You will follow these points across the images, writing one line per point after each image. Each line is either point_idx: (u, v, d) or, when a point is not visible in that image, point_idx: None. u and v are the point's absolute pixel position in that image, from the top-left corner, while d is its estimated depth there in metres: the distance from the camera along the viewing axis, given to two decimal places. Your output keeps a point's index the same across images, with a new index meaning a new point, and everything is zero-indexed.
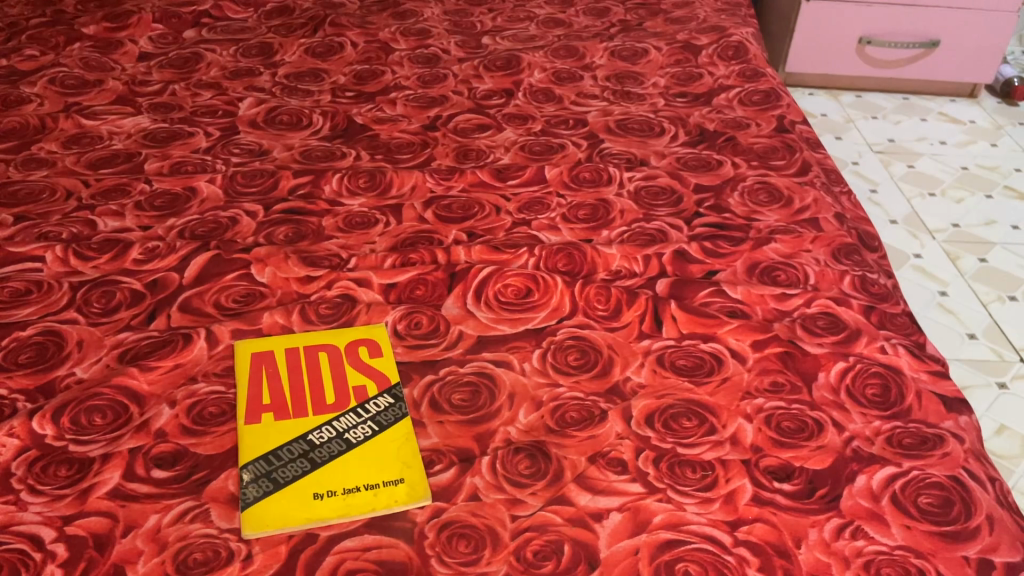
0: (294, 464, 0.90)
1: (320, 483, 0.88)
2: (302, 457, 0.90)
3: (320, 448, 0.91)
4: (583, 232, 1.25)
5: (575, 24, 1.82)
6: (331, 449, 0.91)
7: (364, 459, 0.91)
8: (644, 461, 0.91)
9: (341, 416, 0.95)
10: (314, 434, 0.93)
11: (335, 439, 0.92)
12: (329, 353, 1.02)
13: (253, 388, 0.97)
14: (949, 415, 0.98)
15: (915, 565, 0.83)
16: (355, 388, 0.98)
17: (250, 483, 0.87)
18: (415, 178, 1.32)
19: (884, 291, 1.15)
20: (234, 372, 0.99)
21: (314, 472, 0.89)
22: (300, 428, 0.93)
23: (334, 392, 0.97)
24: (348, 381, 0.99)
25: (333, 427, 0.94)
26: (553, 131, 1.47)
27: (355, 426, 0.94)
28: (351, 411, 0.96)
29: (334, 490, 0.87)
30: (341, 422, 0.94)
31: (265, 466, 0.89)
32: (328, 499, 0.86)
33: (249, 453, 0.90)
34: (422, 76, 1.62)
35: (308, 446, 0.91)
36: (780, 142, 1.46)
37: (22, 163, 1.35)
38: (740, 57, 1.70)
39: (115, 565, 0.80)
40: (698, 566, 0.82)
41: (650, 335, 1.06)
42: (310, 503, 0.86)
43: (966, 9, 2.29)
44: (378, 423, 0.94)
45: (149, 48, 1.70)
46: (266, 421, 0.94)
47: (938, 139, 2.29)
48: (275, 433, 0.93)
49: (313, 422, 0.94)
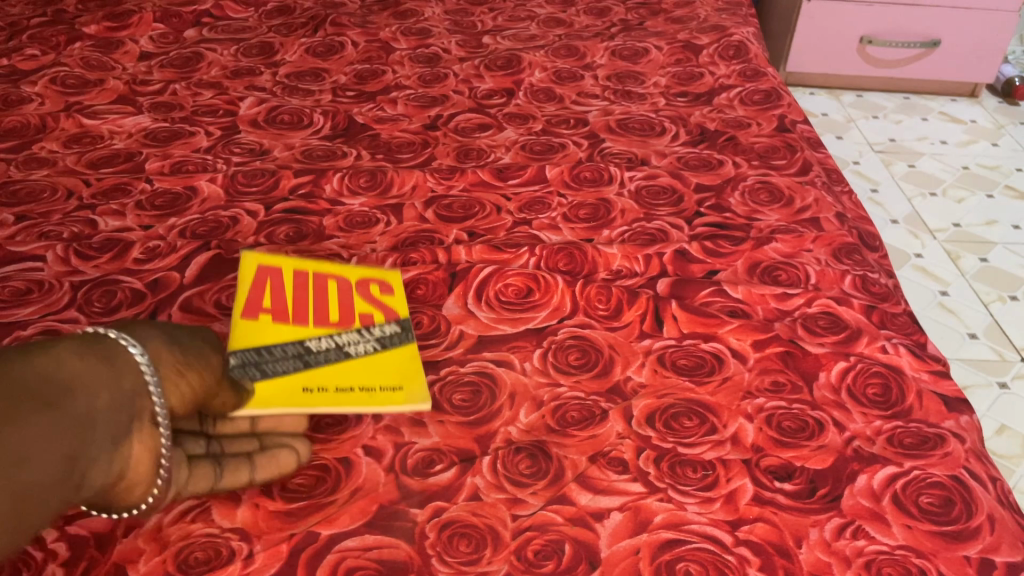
0: (285, 360, 0.94)
1: (310, 379, 0.93)
2: (295, 357, 0.94)
3: (315, 353, 0.95)
4: (584, 232, 1.24)
5: (575, 24, 1.82)
6: (326, 356, 0.96)
7: (358, 371, 0.95)
8: (645, 461, 0.91)
9: (341, 331, 0.99)
10: (310, 341, 0.97)
11: (333, 348, 0.97)
12: (338, 283, 1.06)
13: (253, 292, 1.01)
14: (950, 415, 0.98)
15: (916, 565, 0.83)
16: (361, 315, 1.02)
17: (239, 366, 0.91)
18: (415, 178, 1.32)
19: (885, 292, 1.15)
20: (240, 280, 1.03)
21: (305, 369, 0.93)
22: (294, 332, 0.97)
23: (338, 311, 1.02)
24: (357, 307, 1.04)
25: (333, 339, 0.98)
26: (553, 131, 1.47)
27: (355, 341, 0.98)
28: (353, 330, 1.00)
29: (324, 388, 0.92)
30: (342, 336, 0.98)
31: (254, 356, 0.93)
32: (317, 394, 0.91)
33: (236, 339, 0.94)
34: (422, 75, 1.62)
35: (304, 349, 0.96)
36: (781, 141, 1.46)
37: (22, 163, 1.35)
38: (740, 57, 1.69)
39: (116, 566, 0.80)
40: (699, 567, 0.82)
41: (650, 335, 1.06)
42: (299, 391, 0.91)
43: (967, 8, 2.29)
44: (379, 344, 0.99)
45: (149, 49, 1.69)
46: (263, 320, 0.98)
47: (939, 139, 2.29)
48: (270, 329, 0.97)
49: (312, 331, 0.98)
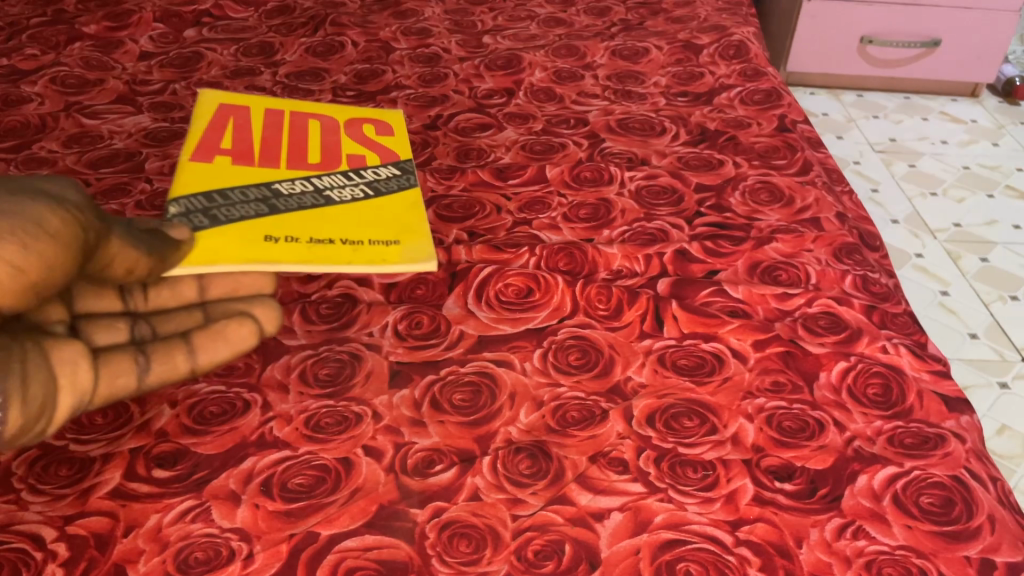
0: (247, 207, 1.12)
1: (270, 229, 1.09)
2: (257, 203, 1.13)
3: (277, 200, 1.14)
4: (584, 232, 1.24)
5: (575, 23, 1.82)
6: (290, 202, 1.14)
7: (315, 213, 1.12)
8: (645, 461, 0.91)
9: (306, 177, 1.20)
10: (274, 187, 1.17)
11: (297, 194, 1.16)
12: (311, 131, 1.33)
13: (221, 144, 1.25)
14: (950, 416, 0.98)
15: (917, 565, 0.82)
16: (336, 156, 1.26)
17: (186, 214, 1.09)
18: (415, 178, 1.32)
19: (885, 292, 1.15)
20: (203, 127, 1.29)
21: (264, 215, 1.11)
22: (256, 175, 1.19)
23: (307, 156, 1.25)
24: (323, 163, 1.24)
25: (298, 185, 1.18)
26: (553, 131, 1.47)
27: (325, 188, 1.18)
28: (321, 175, 1.21)
29: (281, 236, 1.08)
30: (309, 182, 1.19)
31: (209, 201, 1.12)
32: (275, 241, 1.07)
33: (192, 177, 1.17)
34: (422, 75, 1.62)
35: (265, 196, 1.15)
36: (782, 141, 1.46)
37: (22, 162, 1.35)
38: (740, 57, 1.69)
39: (115, 565, 0.80)
40: (699, 567, 0.81)
41: (650, 335, 1.06)
42: (259, 242, 1.07)
43: (967, 8, 2.29)
44: (352, 187, 1.18)
45: (149, 48, 1.69)
46: (224, 163, 1.21)
47: (939, 138, 2.28)
48: (228, 173, 1.19)
49: (274, 175, 1.20)
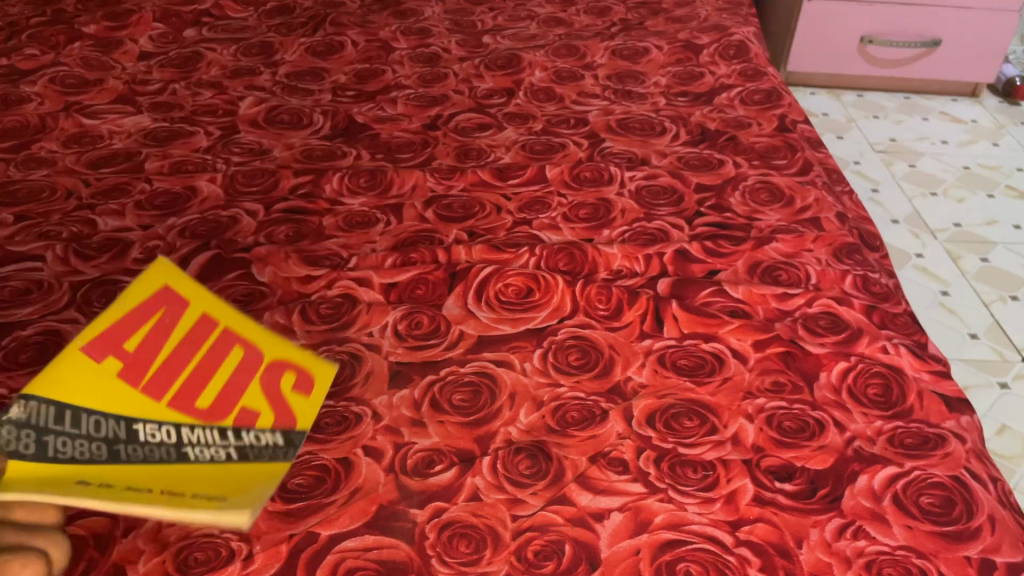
0: (89, 447, 0.77)
1: (94, 476, 0.74)
2: (106, 448, 0.78)
3: (135, 447, 0.79)
4: (584, 232, 1.24)
5: (575, 23, 1.82)
6: (152, 455, 0.79)
7: (184, 477, 0.77)
8: (645, 461, 0.91)
9: (193, 423, 0.85)
10: (143, 428, 0.82)
11: (166, 444, 0.81)
12: None
13: None
14: (951, 416, 0.98)
15: (917, 565, 0.82)
16: (245, 413, 0.88)
17: (14, 419, 0.76)
18: (415, 178, 1.32)
19: (885, 292, 1.15)
20: None
21: (101, 465, 0.76)
22: (124, 385, 0.85)
23: (211, 395, 0.88)
24: (222, 412, 0.87)
25: (179, 434, 0.83)
26: (553, 131, 1.47)
27: (209, 446, 0.83)
28: (216, 431, 0.85)
29: (117, 491, 0.73)
30: (194, 434, 0.83)
31: (53, 419, 0.78)
32: (94, 490, 0.72)
33: (57, 377, 0.82)
34: (422, 75, 1.62)
35: (123, 438, 0.80)
36: (782, 141, 1.46)
37: (22, 163, 1.35)
38: (740, 57, 1.69)
39: (115, 565, 0.80)
40: (699, 567, 0.81)
41: (650, 335, 1.06)
42: (67, 487, 0.71)
43: (967, 8, 2.29)
44: (240, 455, 0.83)
45: (149, 48, 1.69)
46: (101, 358, 0.85)
47: (939, 138, 2.28)
48: (97, 392, 0.82)
49: (157, 406, 0.85)
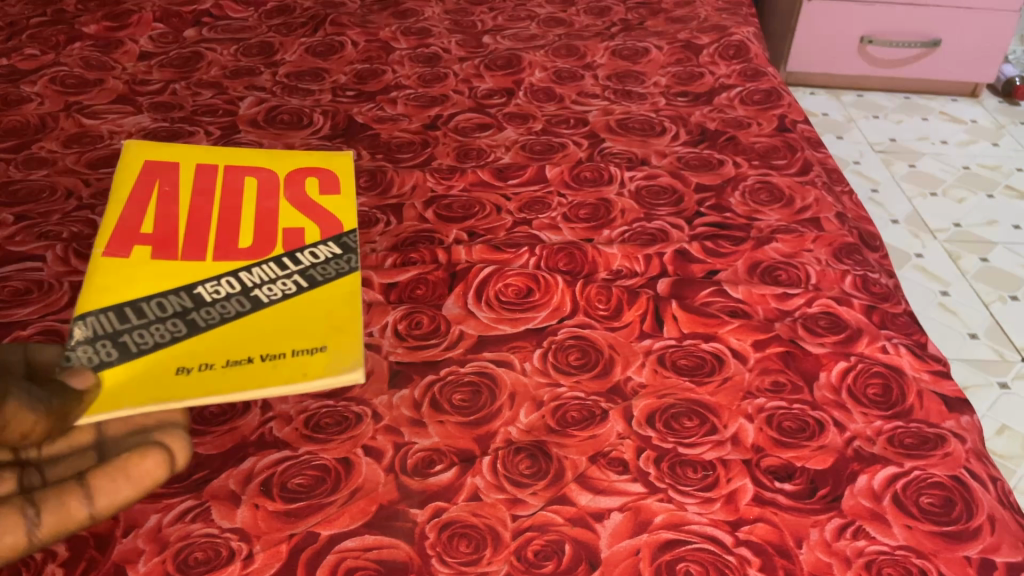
0: (165, 325, 0.93)
1: (182, 358, 0.89)
2: (176, 318, 0.94)
3: (199, 312, 0.95)
4: (584, 232, 1.24)
5: (575, 23, 1.82)
6: (216, 313, 0.95)
7: (249, 325, 0.93)
8: (645, 461, 0.91)
9: (242, 271, 1.02)
10: (200, 289, 0.98)
11: (227, 298, 0.97)
12: (249, 188, 1.14)
13: (135, 214, 1.08)
14: (950, 416, 0.98)
15: (916, 565, 0.82)
16: (282, 230, 1.08)
17: (85, 340, 0.90)
18: (415, 178, 1.32)
19: (885, 292, 1.15)
20: (128, 172, 1.14)
21: (180, 338, 0.92)
22: (178, 269, 1.01)
23: (248, 237, 1.07)
24: (264, 242, 1.06)
25: (233, 283, 1.00)
26: (553, 131, 1.47)
27: (260, 287, 0.99)
28: (261, 263, 1.03)
29: (203, 365, 0.89)
30: (242, 279, 1.00)
31: (118, 315, 0.94)
32: (191, 373, 0.88)
33: (104, 284, 0.97)
34: (422, 75, 1.62)
35: (184, 307, 0.96)
36: (782, 141, 1.46)
37: (22, 163, 1.35)
38: (740, 57, 1.69)
39: (115, 565, 0.80)
40: (699, 567, 0.82)
41: (650, 335, 1.06)
42: (168, 376, 0.87)
43: (967, 8, 2.29)
44: (291, 278, 1.00)
45: (149, 48, 1.69)
46: (142, 253, 1.03)
47: (939, 138, 2.28)
48: (146, 274, 1.00)
49: (209, 267, 1.02)
